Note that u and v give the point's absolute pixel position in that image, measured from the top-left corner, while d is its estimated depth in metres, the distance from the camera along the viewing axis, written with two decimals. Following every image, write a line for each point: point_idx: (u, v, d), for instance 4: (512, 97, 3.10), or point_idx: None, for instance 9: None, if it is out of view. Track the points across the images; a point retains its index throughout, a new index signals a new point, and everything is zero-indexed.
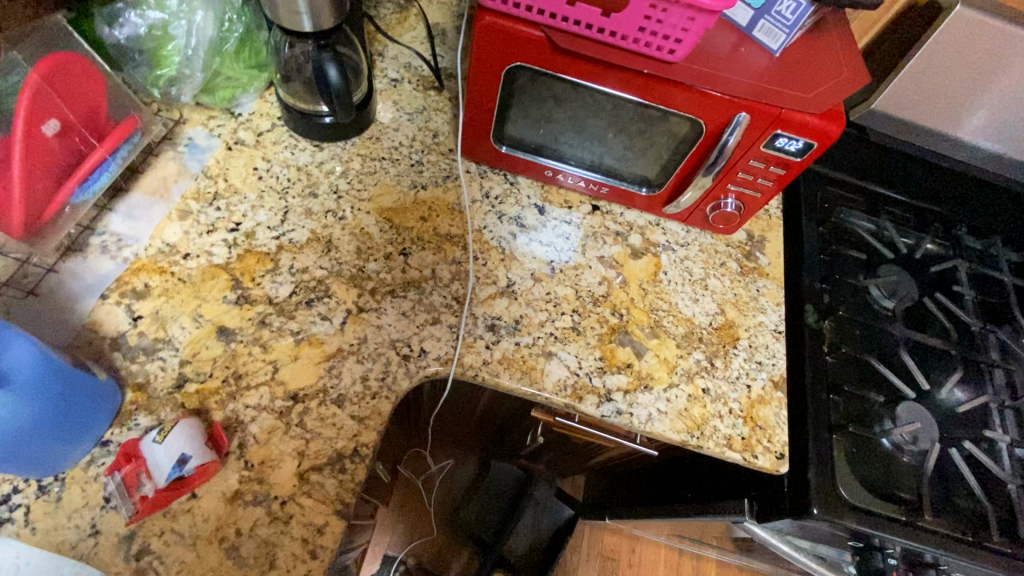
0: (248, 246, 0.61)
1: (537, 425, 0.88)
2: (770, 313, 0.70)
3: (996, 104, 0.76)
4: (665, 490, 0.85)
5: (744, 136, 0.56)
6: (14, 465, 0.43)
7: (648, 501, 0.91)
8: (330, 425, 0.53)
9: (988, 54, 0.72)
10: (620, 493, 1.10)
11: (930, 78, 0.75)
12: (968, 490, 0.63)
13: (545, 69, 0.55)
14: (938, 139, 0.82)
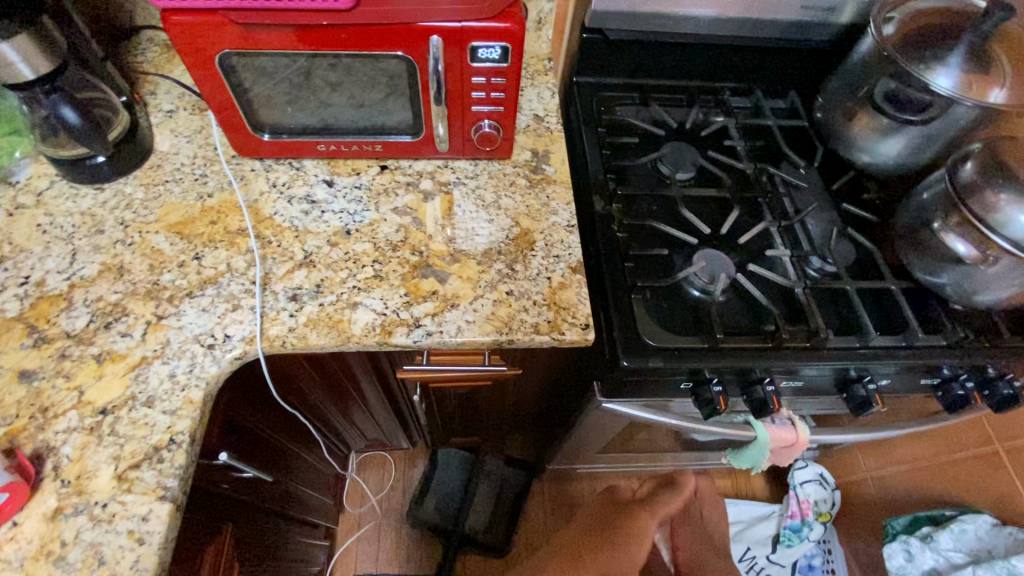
0: (39, 293, 0.63)
1: (418, 390, 0.92)
2: (562, 212, 0.76)
3: None
4: (570, 402, 0.89)
5: (448, 56, 0.63)
6: None
7: (565, 422, 0.95)
8: (143, 425, 0.55)
9: None
10: (546, 432, 1.13)
11: None
12: (756, 305, 0.71)
13: (249, 48, 0.60)
14: (673, 20, 0.83)
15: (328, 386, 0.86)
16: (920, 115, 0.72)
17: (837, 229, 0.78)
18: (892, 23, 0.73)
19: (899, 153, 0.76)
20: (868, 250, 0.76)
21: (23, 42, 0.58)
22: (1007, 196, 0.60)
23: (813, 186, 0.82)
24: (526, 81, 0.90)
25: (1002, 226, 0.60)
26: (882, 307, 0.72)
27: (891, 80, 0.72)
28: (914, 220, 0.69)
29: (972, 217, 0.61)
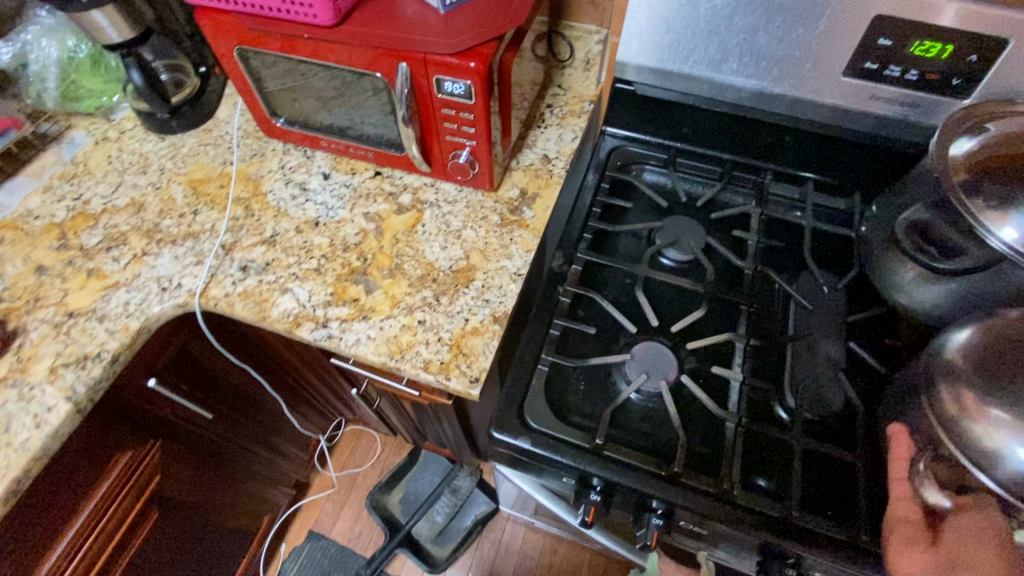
0: (81, 210, 0.79)
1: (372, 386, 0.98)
2: (515, 258, 0.73)
3: (747, 38, 0.68)
4: None
5: (417, 83, 0.64)
6: None
7: None
8: (87, 334, 0.67)
9: None
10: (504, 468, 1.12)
11: (665, 16, 0.69)
12: (671, 423, 0.61)
13: (255, 47, 0.68)
14: (711, 86, 0.74)
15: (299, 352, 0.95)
16: (948, 263, 0.58)
17: (832, 371, 0.62)
18: (978, 136, 0.58)
19: (932, 301, 0.61)
20: (852, 408, 0.60)
21: (112, 10, 0.72)
22: (1004, 416, 0.45)
23: (824, 308, 0.66)
24: (552, 119, 0.87)
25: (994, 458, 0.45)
26: (836, 482, 0.58)
27: (929, 211, 0.59)
28: (904, 400, 0.55)
29: (955, 433, 0.48)
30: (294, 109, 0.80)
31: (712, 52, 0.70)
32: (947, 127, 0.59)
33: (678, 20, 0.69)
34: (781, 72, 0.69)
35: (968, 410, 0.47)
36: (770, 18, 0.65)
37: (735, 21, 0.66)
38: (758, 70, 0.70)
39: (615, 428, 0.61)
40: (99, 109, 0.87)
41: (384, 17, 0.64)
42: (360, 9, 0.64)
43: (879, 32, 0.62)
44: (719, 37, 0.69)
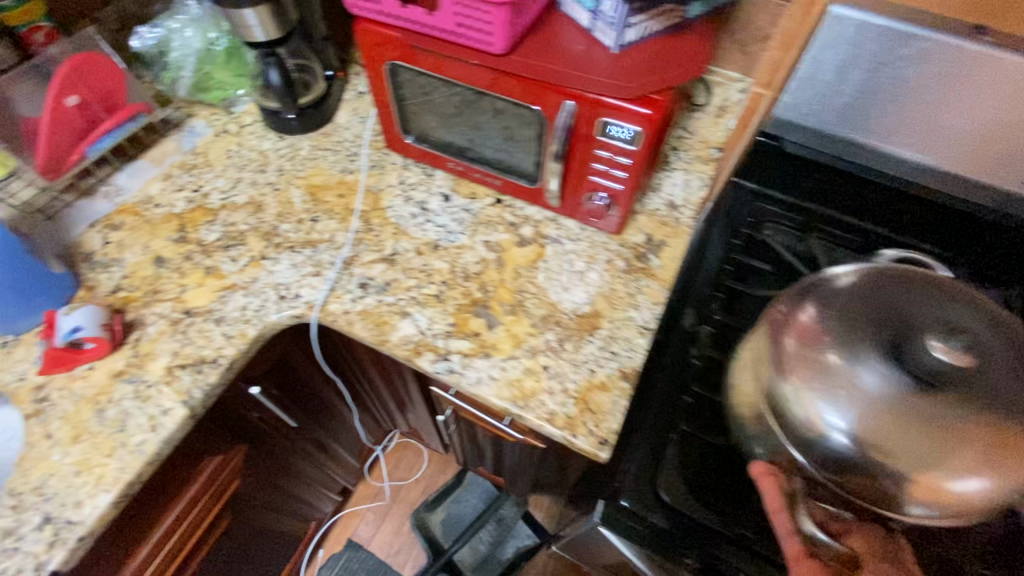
0: (201, 202, 0.78)
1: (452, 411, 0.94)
2: (643, 310, 0.70)
3: (925, 114, 0.64)
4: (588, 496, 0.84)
5: (578, 122, 0.61)
6: None
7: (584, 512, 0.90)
8: (204, 336, 0.66)
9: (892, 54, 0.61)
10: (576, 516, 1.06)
11: (837, 83, 0.66)
12: None
13: (409, 64, 0.66)
14: (873, 154, 0.71)
15: (384, 366, 0.93)
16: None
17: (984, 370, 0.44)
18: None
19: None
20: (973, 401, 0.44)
21: (264, 11, 0.71)
22: (870, 382, 0.45)
23: None
24: (680, 163, 0.83)
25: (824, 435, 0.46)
26: None
27: None
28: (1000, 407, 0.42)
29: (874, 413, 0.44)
30: (425, 127, 0.78)
31: (882, 121, 0.67)
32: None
33: (851, 87, 0.66)
34: (956, 153, 0.66)
35: (794, 374, 0.48)
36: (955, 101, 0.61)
37: (918, 97, 0.63)
38: (931, 146, 0.67)
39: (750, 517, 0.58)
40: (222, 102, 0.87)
41: (553, 51, 0.61)
42: (527, 40, 0.62)
43: None
44: (893, 108, 0.65)
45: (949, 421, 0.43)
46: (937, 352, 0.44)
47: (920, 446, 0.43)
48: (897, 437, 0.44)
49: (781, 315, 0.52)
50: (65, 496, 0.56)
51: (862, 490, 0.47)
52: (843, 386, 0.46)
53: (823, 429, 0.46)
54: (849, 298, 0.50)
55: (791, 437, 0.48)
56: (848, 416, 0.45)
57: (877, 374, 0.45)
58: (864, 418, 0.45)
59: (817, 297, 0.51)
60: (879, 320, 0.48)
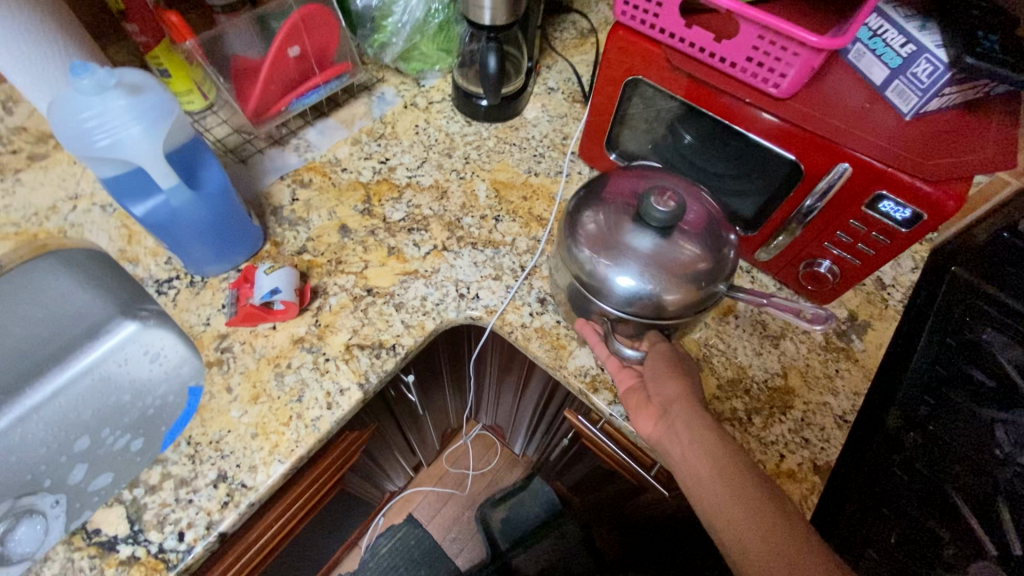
0: (387, 176, 0.77)
1: (569, 430, 0.91)
2: (841, 398, 0.64)
3: None
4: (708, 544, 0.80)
5: (845, 187, 0.55)
6: (172, 245, 0.60)
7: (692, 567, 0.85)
8: (384, 320, 0.64)
9: None
10: None
11: None
12: None
13: (659, 84, 0.61)
14: None
15: (510, 369, 0.90)
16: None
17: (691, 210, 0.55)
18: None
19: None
20: (707, 230, 0.54)
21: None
22: (587, 251, 0.54)
23: None
24: None
25: (615, 286, 0.53)
26: None
27: None
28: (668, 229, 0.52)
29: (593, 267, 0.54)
30: (634, 146, 0.73)
31: None
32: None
33: None
34: None
35: (586, 247, 0.54)
36: None
37: None
38: None
39: None
40: (415, 73, 0.86)
41: (836, 104, 0.55)
42: (809, 87, 0.56)
43: None
44: None
45: (685, 256, 0.52)
46: (659, 206, 0.51)
47: (693, 271, 0.52)
48: (662, 273, 0.52)
49: (571, 209, 0.58)
50: (241, 456, 0.56)
51: (671, 313, 0.54)
52: (605, 251, 0.53)
53: (624, 289, 0.53)
54: (586, 192, 0.58)
55: (603, 298, 0.54)
56: (648, 278, 0.52)
57: (648, 233, 0.53)
58: (641, 267, 0.52)
59: (585, 193, 0.58)
60: (622, 193, 0.56)
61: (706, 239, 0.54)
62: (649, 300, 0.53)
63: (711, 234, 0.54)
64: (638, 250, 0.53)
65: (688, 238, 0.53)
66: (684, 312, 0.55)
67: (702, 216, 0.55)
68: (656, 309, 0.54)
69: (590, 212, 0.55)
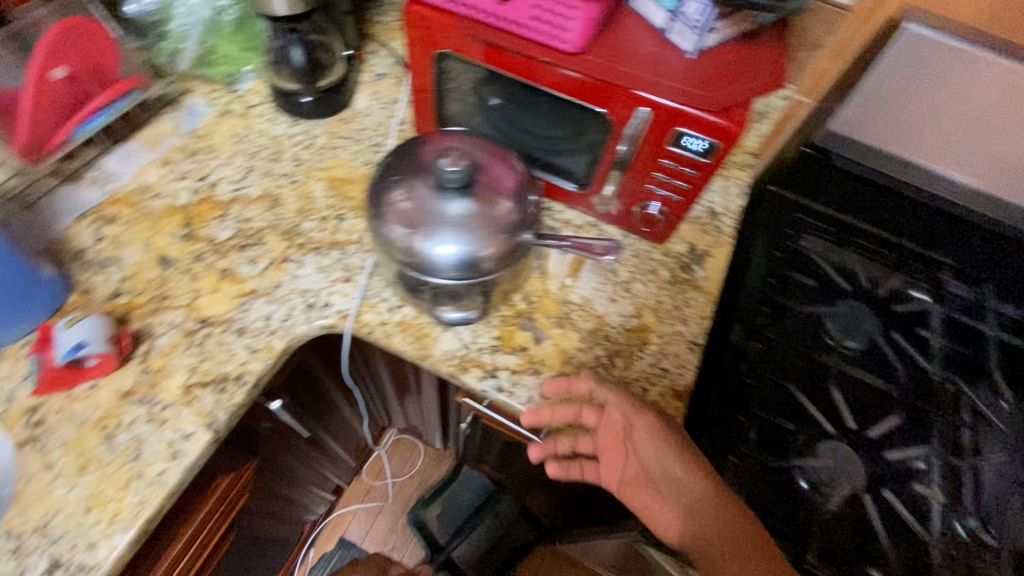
0: (208, 194, 0.70)
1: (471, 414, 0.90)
2: (690, 324, 0.69)
3: (965, 131, 0.72)
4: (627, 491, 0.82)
5: (649, 130, 0.58)
6: None
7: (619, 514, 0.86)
8: (225, 350, 0.59)
9: (928, 104, 0.71)
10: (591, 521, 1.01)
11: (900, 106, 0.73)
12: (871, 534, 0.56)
13: (464, 55, 0.60)
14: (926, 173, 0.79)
15: (399, 370, 0.88)
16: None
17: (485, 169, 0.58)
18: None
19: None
20: (505, 186, 0.58)
21: None
22: (399, 230, 0.56)
23: (1011, 431, 0.65)
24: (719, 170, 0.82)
25: (433, 256, 0.55)
26: None
27: None
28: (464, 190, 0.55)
29: (409, 244, 0.55)
30: (462, 120, 0.72)
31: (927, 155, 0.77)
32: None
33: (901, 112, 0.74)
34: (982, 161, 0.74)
35: (396, 226, 0.56)
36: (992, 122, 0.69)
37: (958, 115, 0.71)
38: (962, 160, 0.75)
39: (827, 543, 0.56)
40: (225, 78, 0.78)
41: (626, 52, 0.57)
42: (600, 39, 0.57)
43: None
44: (939, 136, 0.74)
45: (486, 213, 0.56)
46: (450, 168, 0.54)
47: (497, 226, 0.56)
48: (470, 233, 0.55)
49: (373, 192, 0.58)
50: (76, 536, 0.49)
51: (493, 268, 0.57)
52: (414, 226, 0.55)
53: (437, 257, 0.55)
54: (390, 166, 0.59)
55: (427, 271, 0.57)
56: (455, 241, 0.55)
57: (446, 199, 0.56)
58: (450, 231, 0.55)
59: (387, 171, 0.59)
60: (423, 163, 0.58)
61: (502, 196, 0.57)
62: (462, 261, 0.55)
63: (506, 189, 0.57)
64: (442, 217, 0.55)
65: (485, 197, 0.56)
66: (504, 263, 0.58)
67: (498, 177, 0.58)
68: (472, 269, 0.56)
69: (393, 189, 0.57)
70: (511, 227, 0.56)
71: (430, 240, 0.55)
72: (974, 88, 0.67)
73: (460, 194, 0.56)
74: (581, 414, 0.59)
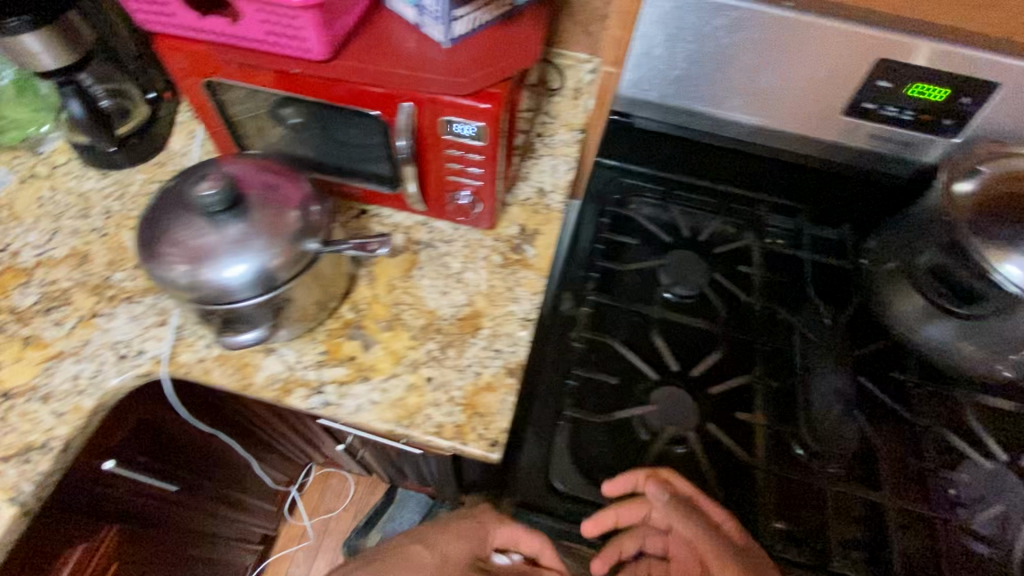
0: (11, 263, 0.68)
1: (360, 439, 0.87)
2: (523, 302, 0.70)
3: (757, 75, 0.67)
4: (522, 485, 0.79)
5: (420, 124, 0.58)
6: None
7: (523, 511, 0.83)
8: (29, 419, 0.57)
9: (714, 54, 0.67)
10: None
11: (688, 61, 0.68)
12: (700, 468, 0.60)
13: (224, 79, 0.59)
14: (723, 122, 0.75)
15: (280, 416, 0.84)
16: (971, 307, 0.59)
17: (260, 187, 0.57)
18: (980, 176, 0.60)
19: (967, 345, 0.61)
20: (284, 199, 0.57)
21: (43, 34, 0.62)
22: (182, 268, 0.54)
23: (832, 344, 0.68)
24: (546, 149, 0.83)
25: (223, 283, 0.54)
26: (868, 524, 0.58)
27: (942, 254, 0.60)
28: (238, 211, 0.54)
29: (196, 279, 0.54)
30: (268, 145, 0.71)
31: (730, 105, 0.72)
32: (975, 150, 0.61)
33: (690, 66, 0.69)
34: (776, 105, 0.70)
35: (178, 265, 0.54)
36: (782, 60, 0.65)
37: (738, 62, 0.66)
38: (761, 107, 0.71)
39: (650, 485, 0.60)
40: (24, 142, 0.76)
41: (380, 52, 0.58)
42: (353, 43, 0.58)
43: (883, 73, 0.62)
44: (734, 87, 0.69)
45: (264, 228, 0.55)
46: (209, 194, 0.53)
47: (278, 238, 0.55)
48: (251, 249, 0.54)
49: (146, 239, 0.56)
50: None
51: (292, 276, 0.56)
52: (194, 259, 0.54)
53: (226, 282, 0.54)
54: (160, 206, 0.57)
55: (224, 298, 0.55)
56: (235, 260, 0.53)
57: (216, 225, 0.54)
58: (231, 253, 0.53)
59: (157, 212, 0.57)
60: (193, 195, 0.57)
61: (279, 209, 0.56)
62: (251, 279, 0.54)
63: (283, 201, 0.57)
64: (219, 243, 0.54)
65: (260, 214, 0.55)
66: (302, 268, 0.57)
67: (274, 192, 0.58)
68: (269, 283, 0.55)
69: (166, 229, 0.55)
70: (292, 235, 0.55)
71: (213, 268, 0.53)
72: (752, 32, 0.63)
73: (231, 216, 0.55)
74: (649, 516, 0.56)
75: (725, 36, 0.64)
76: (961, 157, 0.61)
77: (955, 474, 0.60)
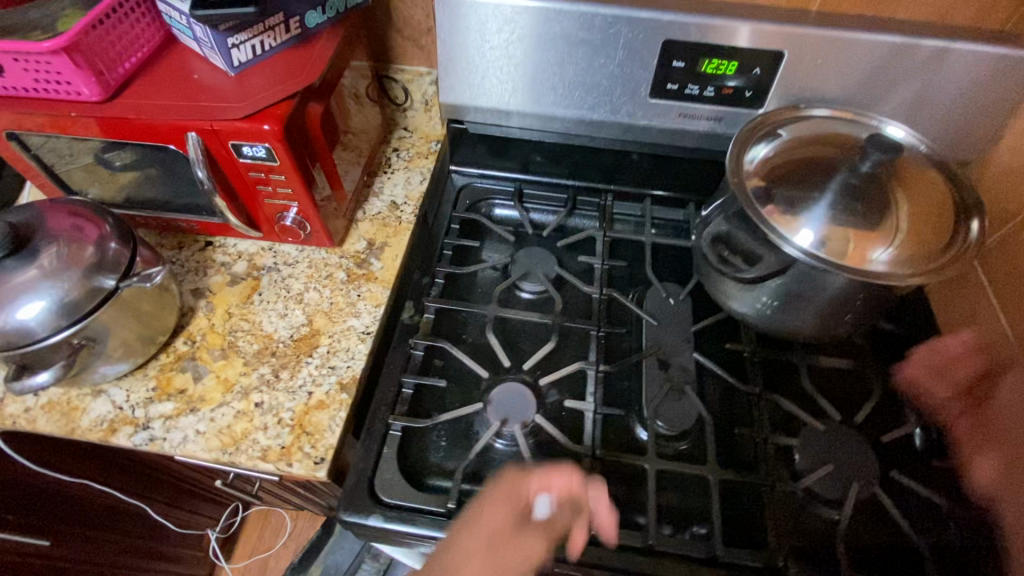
0: None
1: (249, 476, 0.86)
2: (363, 316, 0.69)
3: (589, 74, 0.68)
4: None
5: (213, 150, 0.60)
6: None
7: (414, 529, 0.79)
8: None
9: (546, 58, 0.68)
10: None
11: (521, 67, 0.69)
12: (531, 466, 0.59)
13: (23, 131, 0.61)
14: (563, 124, 0.75)
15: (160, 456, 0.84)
16: (752, 270, 0.58)
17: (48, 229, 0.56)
18: (775, 141, 0.60)
19: (768, 312, 0.60)
20: (78, 236, 0.57)
21: None
22: None
23: (671, 322, 0.68)
24: (399, 163, 0.85)
25: (17, 322, 0.53)
26: (692, 491, 0.58)
27: (728, 221, 0.59)
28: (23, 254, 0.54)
29: None
30: (123, 189, 0.72)
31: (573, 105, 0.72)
32: (772, 115, 0.62)
33: (525, 72, 0.69)
34: (609, 99, 0.70)
35: None
36: (613, 56, 0.66)
37: (565, 65, 0.68)
38: (607, 104, 0.71)
39: (480, 483, 0.59)
40: None
41: (164, 87, 0.60)
42: (138, 82, 0.60)
43: (672, 56, 0.65)
44: (571, 88, 0.70)
45: (51, 267, 0.54)
46: None
47: (67, 275, 0.54)
48: (40, 285, 0.53)
49: None
50: None
51: (94, 305, 0.56)
52: None
53: (19, 322, 0.52)
54: None
55: (22, 340, 0.53)
56: (23, 299, 0.52)
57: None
58: (17, 291, 0.53)
59: None
60: None
61: (71, 245, 0.56)
62: (46, 313, 0.53)
63: (75, 239, 0.56)
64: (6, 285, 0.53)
65: (45, 255, 0.55)
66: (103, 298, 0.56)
67: (68, 230, 0.57)
68: (68, 315, 0.54)
69: None
70: (84, 271, 0.55)
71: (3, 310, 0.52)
72: (575, 32, 0.65)
73: (13, 261, 0.54)
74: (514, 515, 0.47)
75: (522, 35, 0.66)
76: (758, 123, 0.61)
77: (782, 438, 0.59)
